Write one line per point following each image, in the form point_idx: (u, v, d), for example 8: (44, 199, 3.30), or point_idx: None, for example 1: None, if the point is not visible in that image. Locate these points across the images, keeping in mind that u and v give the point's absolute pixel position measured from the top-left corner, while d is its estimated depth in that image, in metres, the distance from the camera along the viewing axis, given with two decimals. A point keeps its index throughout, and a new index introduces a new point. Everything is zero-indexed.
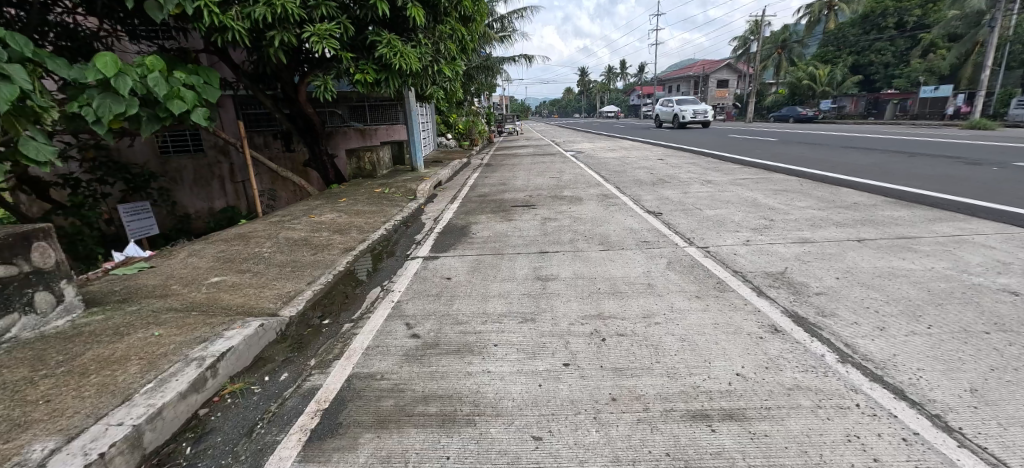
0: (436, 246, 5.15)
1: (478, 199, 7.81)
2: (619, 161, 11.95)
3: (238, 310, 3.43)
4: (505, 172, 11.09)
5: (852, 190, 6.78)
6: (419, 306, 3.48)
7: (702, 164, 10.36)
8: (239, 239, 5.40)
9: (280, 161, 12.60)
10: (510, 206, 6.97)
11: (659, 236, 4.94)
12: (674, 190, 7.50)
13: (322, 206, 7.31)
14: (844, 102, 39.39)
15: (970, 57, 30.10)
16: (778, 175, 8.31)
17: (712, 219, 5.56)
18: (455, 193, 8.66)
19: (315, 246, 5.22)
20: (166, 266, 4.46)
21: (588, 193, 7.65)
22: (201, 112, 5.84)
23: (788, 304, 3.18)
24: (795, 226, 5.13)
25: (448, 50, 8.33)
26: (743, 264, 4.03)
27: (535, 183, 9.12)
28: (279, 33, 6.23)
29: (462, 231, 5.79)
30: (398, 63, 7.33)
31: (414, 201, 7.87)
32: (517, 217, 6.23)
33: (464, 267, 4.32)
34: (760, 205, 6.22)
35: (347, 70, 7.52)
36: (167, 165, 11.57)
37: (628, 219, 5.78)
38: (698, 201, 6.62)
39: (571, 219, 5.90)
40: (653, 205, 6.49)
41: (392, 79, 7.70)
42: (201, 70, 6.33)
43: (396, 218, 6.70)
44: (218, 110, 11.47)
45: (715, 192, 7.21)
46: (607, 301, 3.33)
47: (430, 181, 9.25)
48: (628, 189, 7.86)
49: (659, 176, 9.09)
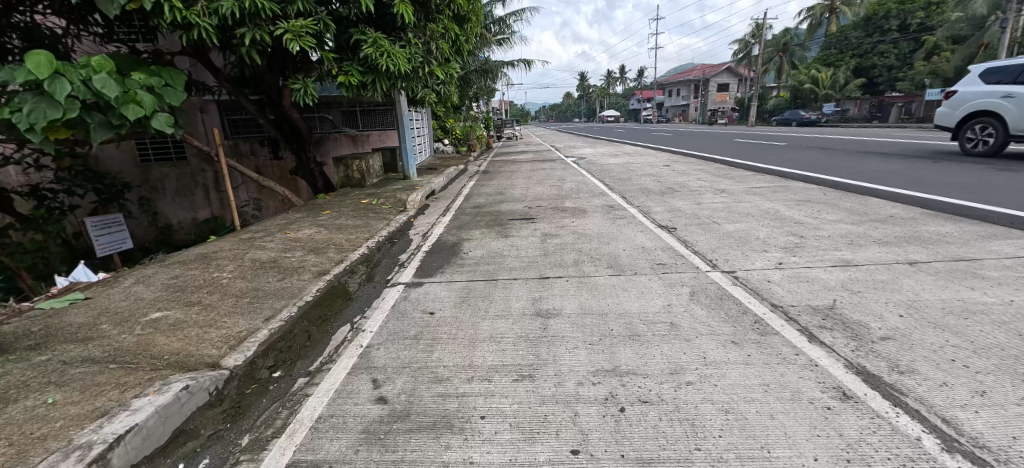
0: (421, 269, 4.50)
1: (473, 210, 7.19)
2: (623, 167, 11.35)
3: (169, 361, 2.79)
4: (503, 180, 10.48)
5: (884, 202, 6.16)
6: (392, 354, 2.83)
7: (711, 171, 9.77)
8: (198, 262, 4.76)
9: (267, 168, 12.02)
10: (506, 219, 6.35)
11: (676, 257, 4.32)
12: (686, 201, 6.86)
13: (301, 220, 6.68)
14: (847, 105, 38.74)
15: (974, 60, 29.57)
16: (796, 183, 7.71)
17: (734, 235, 4.94)
18: (448, 204, 8.04)
19: (283, 269, 4.58)
20: (104, 297, 3.83)
21: (593, 204, 7.02)
22: (163, 118, 5.19)
23: (851, 354, 2.54)
24: (830, 244, 4.51)
25: (441, 50, 7.75)
26: (783, 294, 3.39)
27: (534, 192, 8.52)
28: (250, 31, 5.61)
29: (452, 250, 5.16)
30: (384, 64, 6.74)
31: (402, 213, 7.24)
32: (513, 232, 5.59)
33: (451, 298, 3.68)
34: (785, 218, 5.59)
35: (330, 72, 6.92)
36: (148, 175, 10.85)
37: (638, 235, 5.16)
38: (715, 213, 5.99)
39: (575, 235, 5.29)
40: (665, 218, 5.88)
41: (379, 82, 7.09)
42: (166, 73, 5.76)
43: (380, 233, 6.06)
44: (201, 115, 10.89)
45: (731, 203, 6.59)
46: (624, 349, 2.69)
47: (422, 191, 8.63)
48: (636, 199, 7.24)
49: (667, 184, 8.46)
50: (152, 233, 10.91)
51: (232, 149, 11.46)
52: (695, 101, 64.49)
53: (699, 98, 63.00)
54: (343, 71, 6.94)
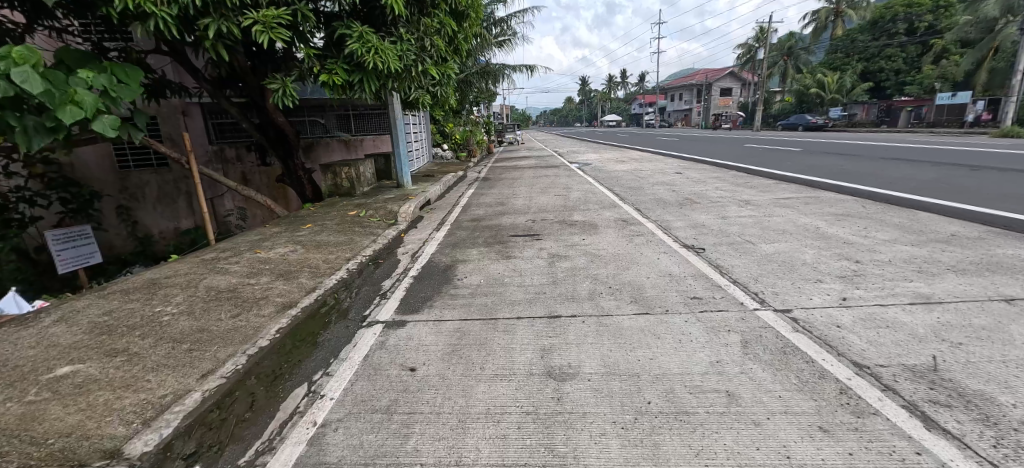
0: (406, 301, 3.76)
1: (470, 224, 6.46)
2: (632, 175, 10.63)
3: (47, 453, 2.06)
4: (504, 188, 9.76)
5: (935, 217, 5.43)
6: (351, 441, 2.08)
7: (729, 179, 9.06)
8: (143, 291, 4.03)
9: (255, 175, 11.47)
10: (508, 235, 5.62)
11: (712, 288, 3.60)
12: (709, 214, 6.14)
13: (278, 235, 5.94)
14: (855, 110, 37.88)
15: (984, 64, 28.95)
16: (828, 194, 7.00)
17: (777, 259, 4.20)
18: (444, 216, 7.29)
19: (241, 301, 3.83)
20: (10, 343, 3.11)
21: (604, 218, 6.29)
22: (107, 120, 4.53)
23: (997, 455, 1.78)
24: (896, 273, 3.76)
25: (436, 47, 7.03)
26: (863, 348, 2.65)
27: (539, 202, 7.80)
28: (216, 21, 4.89)
29: (445, 274, 4.42)
30: (372, 61, 6.03)
31: (392, 227, 6.52)
32: (517, 253, 4.85)
33: (438, 345, 2.93)
34: (830, 237, 4.84)
35: (312, 70, 6.22)
36: (127, 181, 10.15)
37: (663, 258, 4.42)
38: (746, 230, 5.25)
39: (588, 257, 4.55)
40: (691, 236, 5.14)
41: (367, 81, 6.38)
42: (115, 68, 5.04)
43: (365, 252, 5.32)
44: (184, 119, 10.31)
45: (760, 216, 5.87)
46: (671, 438, 1.95)
47: (417, 201, 7.90)
48: (652, 212, 6.51)
49: (683, 194, 7.74)
50: (130, 245, 10.26)
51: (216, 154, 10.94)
52: (699, 105, 63.82)
53: (701, 102, 62.39)
54: (326, 69, 6.23)
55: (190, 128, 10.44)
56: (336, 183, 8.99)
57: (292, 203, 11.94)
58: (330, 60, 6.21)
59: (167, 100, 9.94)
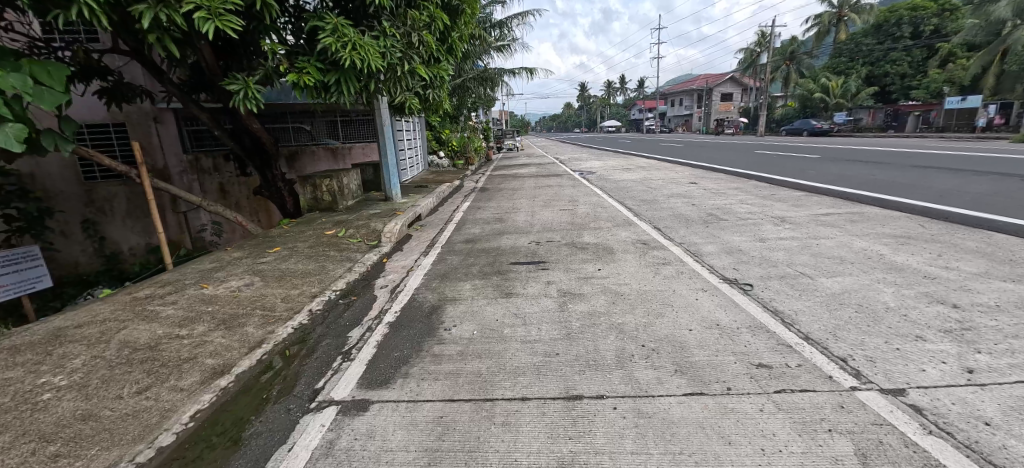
0: (376, 365, 2.86)
1: (464, 246, 5.57)
2: (643, 185, 9.75)
3: None
4: (502, 201, 8.87)
5: (1019, 241, 4.55)
6: None
7: (752, 190, 8.20)
8: (37, 350, 3.12)
9: (233, 186, 10.64)
10: (508, 263, 4.72)
11: (780, 350, 2.70)
12: (743, 235, 5.26)
13: (236, 262, 5.04)
14: (860, 115, 37.06)
15: (992, 68, 28.25)
16: (873, 210, 6.13)
17: (853, 304, 3.28)
18: (434, 236, 6.39)
19: (158, 365, 2.92)
20: None
21: (619, 239, 5.39)
22: (12, 129, 3.76)
23: None
24: (1019, 326, 2.86)
25: (425, 43, 6.15)
26: None
27: (543, 218, 6.92)
28: (152, 8, 4.00)
29: (430, 319, 3.53)
30: (349, 58, 5.17)
31: (374, 250, 5.63)
32: (520, 289, 3.94)
33: (408, 453, 2.02)
34: (905, 269, 3.93)
35: (280, 70, 5.35)
36: (93, 194, 9.18)
37: (704, 299, 3.52)
38: (796, 258, 4.35)
39: (609, 297, 3.64)
40: (731, 267, 4.23)
41: (344, 82, 5.50)
42: (31, 63, 4.16)
43: (336, 285, 4.41)
44: (157, 126, 9.51)
45: (805, 238, 5.00)
46: None
47: (405, 217, 7.01)
48: (674, 231, 5.61)
49: (706, 209, 6.85)
50: (97, 263, 9.35)
51: (191, 164, 10.12)
52: (700, 111, 63.21)
53: (702, 107, 61.69)
54: (296, 68, 5.37)
55: (162, 136, 9.62)
56: (317, 198, 7.87)
57: (275, 217, 11.07)
58: (300, 57, 5.35)
59: (136, 105, 9.12)
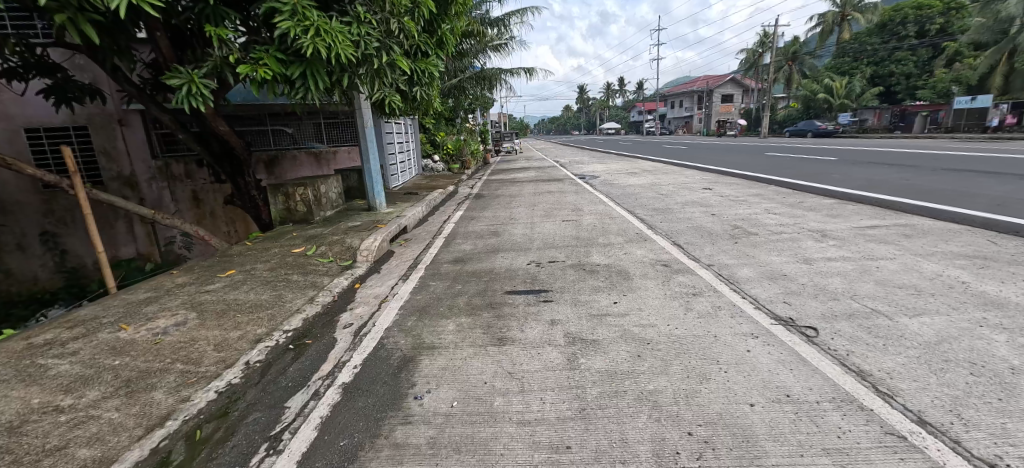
0: (311, 465, 2.01)
1: (452, 268, 4.73)
2: (653, 191, 8.90)
3: None
4: (498, 210, 8.05)
5: None
6: None
7: (776, 197, 7.37)
8: None
9: (208, 194, 9.72)
10: (502, 292, 3.87)
11: (894, 449, 1.86)
12: (783, 254, 4.42)
13: (176, 291, 4.20)
14: (863, 115, 36.32)
15: (1001, 67, 27.51)
16: (926, 222, 5.30)
17: (963, 363, 2.45)
18: (419, 253, 5.54)
19: (7, 463, 2.09)
20: None
21: (635, 259, 4.56)
22: None
23: None
24: None
25: (407, 31, 5.34)
26: None
27: (544, 231, 6.09)
28: None
29: (398, 378, 2.67)
30: (312, 46, 4.35)
31: (345, 273, 4.78)
32: (516, 334, 3.08)
33: None
34: (1007, 305, 3.10)
35: (231, 61, 4.53)
36: (53, 203, 8.28)
37: (760, 352, 2.65)
38: (860, 289, 3.50)
39: (633, 347, 2.79)
40: (781, 300, 3.38)
41: (310, 75, 4.68)
42: None
43: (288, 323, 3.55)
44: (121, 129, 8.73)
45: (860, 259, 4.16)
46: None
47: (387, 230, 6.17)
48: (698, 249, 4.77)
49: (728, 220, 6.02)
50: (58, 280, 8.39)
51: (161, 171, 9.30)
52: (700, 112, 62.46)
53: (702, 108, 60.97)
54: (251, 58, 4.54)
55: (128, 141, 8.84)
56: (289, 209, 7.02)
57: (253, 227, 10.18)
58: (256, 46, 4.54)
59: (98, 107, 8.46)
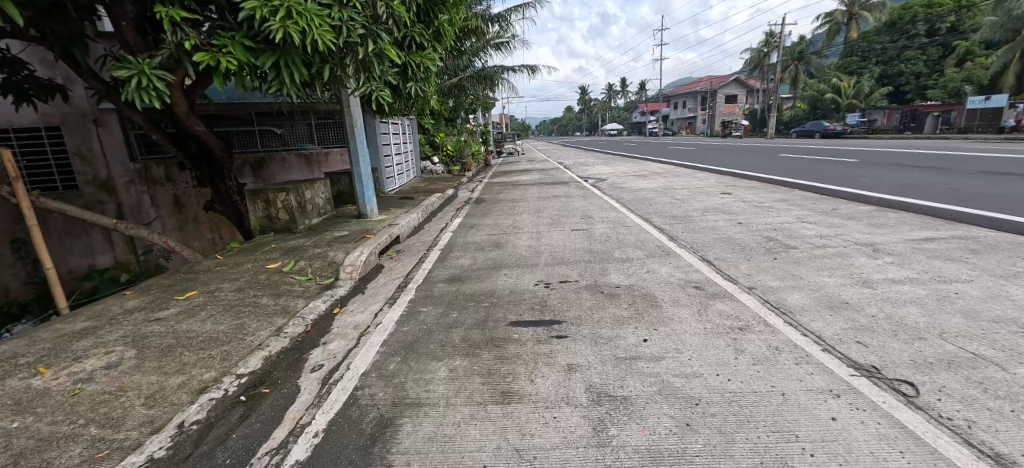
0: None
1: (447, 289, 4.08)
2: (668, 196, 8.23)
3: None
4: (500, 217, 7.41)
5: None
6: None
7: (805, 203, 6.70)
8: None
9: (190, 198, 9.08)
10: (505, 323, 3.22)
11: None
12: (836, 275, 3.75)
13: (120, 320, 3.55)
14: (875, 115, 34.91)
15: (1014, 65, 26.74)
16: (990, 235, 4.64)
17: None
18: (410, 268, 4.88)
19: None
20: None
21: (660, 280, 3.90)
22: None
23: None
24: None
25: (396, 17, 4.69)
26: None
27: (551, 242, 5.44)
28: None
29: (368, 454, 2.02)
30: (282, 29, 3.71)
31: (324, 295, 4.13)
32: (524, 386, 2.42)
33: None
34: None
35: (190, 48, 3.88)
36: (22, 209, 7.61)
37: (850, 422, 2.00)
38: (948, 324, 2.83)
39: (677, 411, 2.12)
40: (852, 340, 2.71)
41: (284, 66, 4.04)
42: None
43: (242, 365, 2.89)
44: (97, 130, 8.10)
45: (931, 283, 3.49)
46: None
47: (376, 241, 5.50)
48: (733, 266, 4.11)
49: (758, 230, 5.37)
50: (29, 291, 7.72)
51: (141, 174, 8.58)
52: (703, 113, 61.72)
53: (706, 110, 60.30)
54: (214, 45, 3.91)
55: (104, 141, 8.21)
56: (270, 216, 6.39)
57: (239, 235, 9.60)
58: (220, 32, 3.91)
59: (71, 106, 7.85)
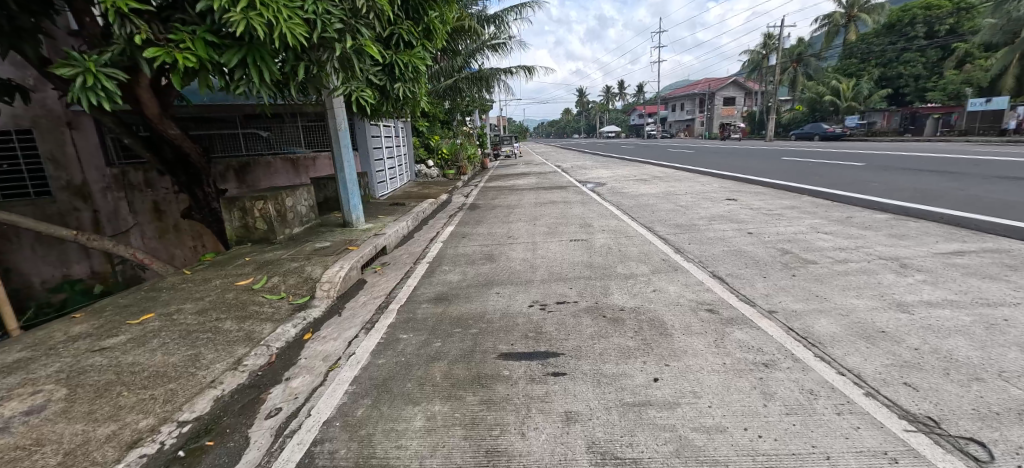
0: None
1: (431, 310, 3.67)
2: (670, 202, 7.85)
3: None
4: (494, 225, 7.01)
5: None
6: None
7: (817, 211, 6.32)
8: None
9: (170, 205, 8.67)
10: (494, 356, 2.81)
11: None
12: (864, 296, 3.36)
13: (59, 350, 3.13)
14: (875, 119, 35.35)
15: (1015, 67, 26.42)
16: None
17: None
18: (394, 285, 4.48)
19: None
20: None
21: (668, 301, 3.51)
22: None
23: None
24: None
25: (378, 10, 4.30)
26: None
27: (548, 255, 5.05)
28: None
29: None
30: (244, 21, 3.31)
31: (296, 316, 3.72)
32: (512, 443, 2.02)
33: None
34: None
35: (144, 43, 3.47)
36: None
37: None
38: (1005, 360, 2.43)
39: None
40: (897, 380, 2.32)
41: (251, 62, 3.63)
42: None
43: (187, 409, 2.48)
44: (71, 133, 7.58)
45: (973, 306, 3.09)
46: None
47: (358, 253, 5.10)
48: (748, 285, 3.72)
49: (771, 242, 4.98)
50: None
51: (117, 180, 8.17)
52: (701, 115, 61.52)
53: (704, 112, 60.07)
54: (171, 40, 3.50)
55: (79, 145, 7.69)
56: (248, 226, 5.99)
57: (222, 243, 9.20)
58: (178, 25, 3.51)
59: (42, 108, 7.25)
